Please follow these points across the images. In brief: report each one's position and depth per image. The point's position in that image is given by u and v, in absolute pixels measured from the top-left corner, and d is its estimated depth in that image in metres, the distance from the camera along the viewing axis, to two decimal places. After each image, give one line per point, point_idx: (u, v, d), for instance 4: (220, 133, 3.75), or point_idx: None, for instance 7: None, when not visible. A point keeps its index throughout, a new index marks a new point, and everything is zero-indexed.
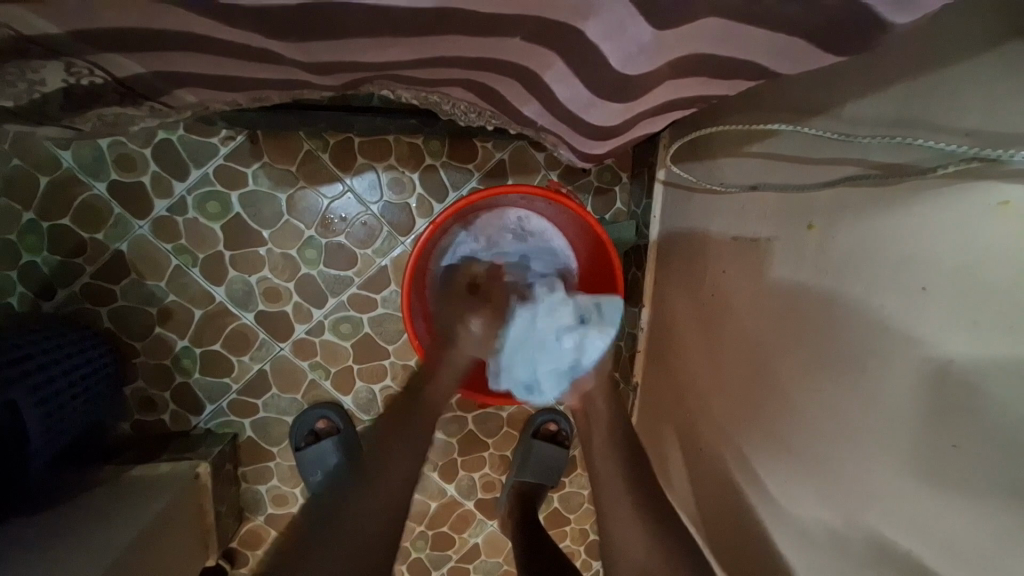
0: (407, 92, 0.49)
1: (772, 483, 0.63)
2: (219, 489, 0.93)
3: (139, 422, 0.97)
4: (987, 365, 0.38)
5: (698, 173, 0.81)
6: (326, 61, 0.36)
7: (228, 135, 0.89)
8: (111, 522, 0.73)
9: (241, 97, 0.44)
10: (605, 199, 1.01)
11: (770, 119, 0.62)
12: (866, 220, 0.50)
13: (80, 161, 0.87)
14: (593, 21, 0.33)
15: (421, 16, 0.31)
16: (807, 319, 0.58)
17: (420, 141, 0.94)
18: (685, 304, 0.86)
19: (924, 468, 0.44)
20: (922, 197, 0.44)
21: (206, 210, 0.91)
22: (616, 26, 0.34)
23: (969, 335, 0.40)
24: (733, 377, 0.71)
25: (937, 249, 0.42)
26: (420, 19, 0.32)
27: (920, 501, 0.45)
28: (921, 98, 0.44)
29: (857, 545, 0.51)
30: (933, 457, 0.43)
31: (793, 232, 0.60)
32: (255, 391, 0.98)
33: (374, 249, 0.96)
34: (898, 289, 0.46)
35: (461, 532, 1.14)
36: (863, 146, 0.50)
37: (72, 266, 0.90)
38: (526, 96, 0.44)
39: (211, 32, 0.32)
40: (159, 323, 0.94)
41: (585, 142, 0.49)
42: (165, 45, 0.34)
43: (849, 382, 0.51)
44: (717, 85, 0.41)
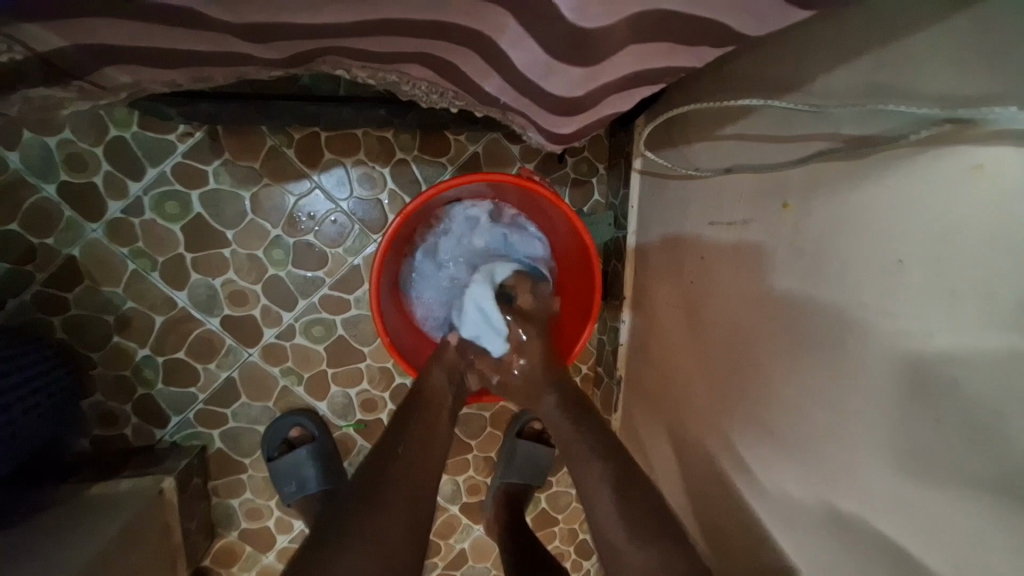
0: (363, 72, 0.46)
1: (758, 471, 0.62)
2: (186, 505, 0.88)
3: (99, 438, 0.91)
4: (954, 322, 0.38)
5: (672, 160, 0.80)
6: (263, 26, 0.33)
7: (185, 132, 0.85)
8: (68, 540, 0.68)
9: (181, 77, 0.41)
10: (582, 191, 0.99)
11: (742, 98, 0.61)
12: (840, 193, 0.49)
13: (26, 161, 0.82)
14: None
15: None
16: (784, 298, 0.57)
17: (390, 135, 0.91)
18: (665, 293, 0.85)
19: (909, 445, 0.43)
20: (897, 166, 0.43)
21: (165, 212, 0.87)
22: None
23: (936, 302, 0.40)
24: (715, 363, 0.70)
25: (911, 215, 0.41)
26: None
27: (906, 475, 0.43)
28: (891, 66, 0.43)
29: (844, 528, 0.50)
30: (915, 429, 0.42)
31: (769, 212, 0.59)
32: (224, 400, 0.94)
33: (345, 248, 0.93)
34: (877, 263, 0.45)
35: (446, 538, 1.11)
36: (834, 118, 0.48)
37: (21, 274, 0.84)
38: (486, 69, 0.42)
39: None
40: (117, 331, 0.89)
41: (550, 120, 0.46)
42: (88, 12, 0.31)
43: (830, 361, 0.50)
44: (684, 56, 0.40)
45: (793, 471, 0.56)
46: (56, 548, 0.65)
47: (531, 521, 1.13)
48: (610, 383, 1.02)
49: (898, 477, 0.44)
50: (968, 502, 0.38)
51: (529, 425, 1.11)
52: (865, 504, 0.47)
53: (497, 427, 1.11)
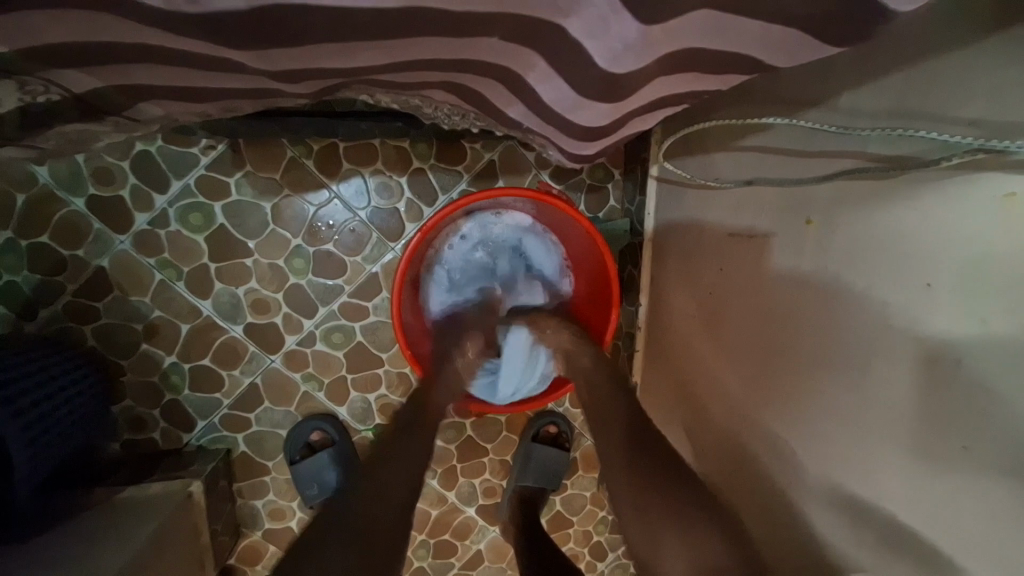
0: (387, 96, 0.47)
1: (776, 485, 0.62)
2: (212, 508, 0.91)
3: (130, 441, 0.94)
4: (986, 351, 0.38)
5: (691, 168, 0.80)
6: (292, 69, 0.34)
7: (208, 144, 0.87)
8: (104, 543, 0.70)
9: (211, 108, 0.42)
10: (598, 198, 0.99)
11: (764, 112, 0.60)
12: (866, 213, 0.48)
13: (56, 175, 0.84)
14: (575, 17, 0.32)
15: (388, 17, 0.30)
16: (805, 316, 0.56)
17: (406, 144, 0.92)
18: (681, 302, 0.85)
19: (940, 471, 0.42)
20: (927, 190, 0.42)
21: (188, 222, 0.89)
22: (598, 23, 0.32)
23: (967, 329, 0.39)
24: (733, 377, 0.70)
25: (940, 241, 0.41)
26: (388, 21, 0.30)
27: (933, 502, 0.43)
28: (921, 88, 0.42)
29: (865, 547, 0.50)
30: (942, 456, 0.42)
31: (791, 228, 0.58)
32: (248, 405, 0.96)
33: (363, 256, 0.94)
34: (903, 286, 0.44)
35: (463, 539, 1.13)
36: (861, 138, 0.48)
37: (53, 284, 0.87)
38: (511, 98, 0.42)
39: (167, 40, 0.30)
40: (145, 339, 0.92)
41: (573, 143, 0.46)
42: (126, 59, 0.32)
43: (852, 381, 0.50)
44: (711, 82, 0.40)
45: (813, 489, 0.56)
46: (93, 552, 0.68)
47: (546, 523, 1.15)
48: None
49: (926, 502, 0.43)
50: (1000, 535, 0.38)
51: (545, 429, 1.12)
52: (890, 528, 0.47)
53: (513, 430, 1.13)
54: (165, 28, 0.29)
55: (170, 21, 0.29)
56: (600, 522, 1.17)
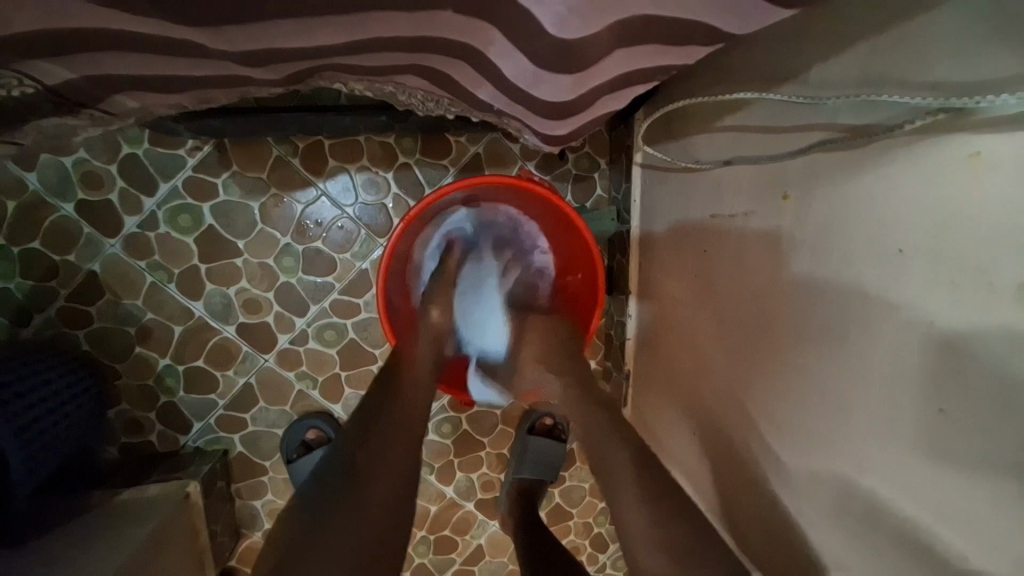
0: (360, 84, 0.47)
1: (765, 464, 0.62)
2: (211, 508, 0.91)
3: (127, 445, 0.95)
4: (957, 311, 0.38)
5: (672, 152, 0.80)
6: (257, 51, 0.35)
7: (195, 146, 0.88)
8: (102, 543, 0.71)
9: (185, 99, 0.42)
10: (584, 187, 1.00)
11: (739, 89, 0.61)
12: (839, 184, 0.49)
13: (46, 181, 0.85)
14: None
15: None
16: (786, 291, 0.57)
17: (392, 139, 0.93)
18: (668, 287, 0.85)
19: (918, 438, 0.42)
20: (895, 156, 0.42)
21: (178, 224, 0.89)
22: None
23: (935, 292, 0.40)
24: (722, 359, 0.70)
25: (910, 205, 0.41)
26: None
27: (912, 469, 0.43)
28: (885, 54, 0.43)
29: (850, 519, 0.50)
30: (919, 422, 0.42)
31: (769, 204, 0.59)
32: (243, 405, 0.97)
33: (353, 253, 0.95)
34: (877, 254, 0.44)
35: (463, 534, 1.13)
36: (831, 108, 0.48)
37: (46, 290, 0.88)
38: (479, 79, 0.42)
39: (132, 24, 0.31)
40: (139, 342, 0.92)
41: (543, 123, 0.47)
42: (94, 47, 0.33)
43: (833, 352, 0.50)
44: (674, 54, 0.40)
45: (800, 466, 0.56)
46: (89, 553, 0.69)
47: (546, 516, 1.15)
48: (619, 378, 1.03)
49: (903, 471, 0.44)
50: (974, 497, 0.38)
51: (541, 421, 1.12)
52: (872, 501, 0.47)
53: (509, 423, 1.13)
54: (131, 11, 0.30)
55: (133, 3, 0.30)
56: (599, 513, 1.17)
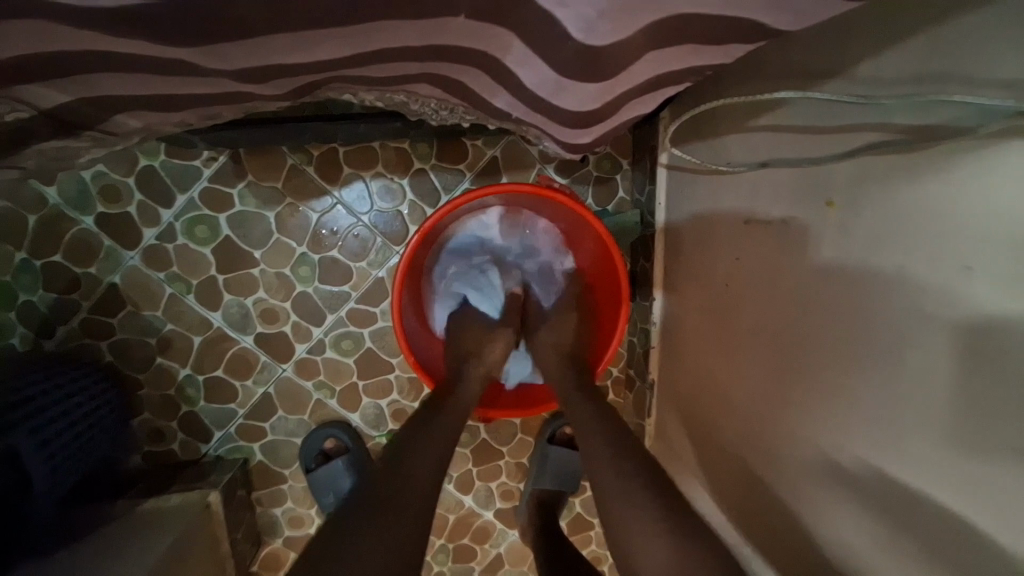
0: (370, 95, 0.45)
1: (804, 485, 0.57)
2: (232, 517, 0.91)
3: (150, 454, 0.96)
4: None
5: (701, 153, 0.76)
6: (256, 68, 0.33)
7: (210, 157, 0.87)
8: (125, 553, 0.71)
9: (189, 117, 0.41)
10: (605, 189, 0.96)
11: (775, 87, 0.57)
12: (894, 190, 0.44)
13: (66, 196, 0.86)
14: None
15: None
16: (829, 305, 0.52)
17: (407, 145, 0.90)
18: (696, 293, 0.81)
19: (993, 473, 0.37)
20: (964, 161, 0.38)
21: (195, 235, 0.89)
22: None
23: (1008, 316, 0.35)
24: (754, 375, 0.66)
25: (980, 216, 0.37)
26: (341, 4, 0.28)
27: (988, 513, 0.38)
28: (950, 47, 0.38)
29: (903, 551, 0.45)
30: (993, 460, 0.37)
31: (811, 211, 0.54)
32: (262, 414, 0.97)
33: (369, 261, 0.93)
34: (939, 268, 0.40)
35: (483, 543, 1.11)
36: (883, 108, 0.44)
37: (69, 303, 0.89)
38: (495, 87, 0.39)
39: (125, 45, 0.30)
40: (159, 353, 0.93)
41: (566, 132, 0.44)
42: (89, 71, 0.31)
43: (885, 374, 0.46)
44: (709, 53, 0.37)
45: (846, 497, 0.52)
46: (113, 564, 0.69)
47: (566, 526, 1.12)
48: (643, 387, 0.99)
49: (976, 514, 0.39)
50: None
51: (561, 430, 1.09)
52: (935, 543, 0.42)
53: (528, 432, 1.10)
54: (124, 32, 0.29)
55: (124, 23, 0.28)
56: None
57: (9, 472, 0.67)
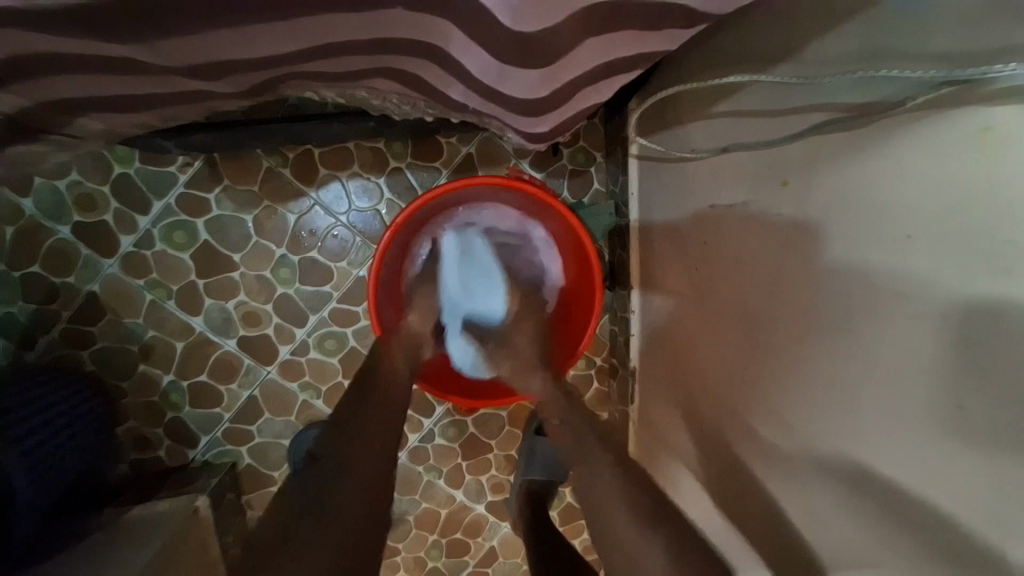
0: (331, 91, 0.46)
1: (774, 460, 0.59)
2: (221, 521, 0.91)
3: (137, 462, 0.96)
4: (975, 299, 0.35)
5: (668, 142, 0.77)
6: (204, 64, 0.34)
7: (185, 162, 0.88)
8: (110, 560, 0.71)
9: (150, 118, 0.42)
10: (581, 181, 0.97)
11: (732, 74, 0.58)
12: (843, 166, 0.46)
13: (40, 206, 0.86)
14: None
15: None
16: (789, 281, 0.54)
17: (382, 145, 0.91)
18: (670, 278, 0.82)
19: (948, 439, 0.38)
20: (902, 134, 0.39)
21: (173, 241, 0.89)
22: None
23: (945, 280, 0.37)
24: (725, 354, 0.68)
25: (919, 185, 0.38)
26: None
27: (938, 472, 0.39)
28: (886, 25, 0.40)
29: (865, 515, 0.47)
30: (939, 418, 0.39)
31: (769, 191, 0.56)
32: (248, 418, 0.97)
33: (349, 261, 0.94)
34: (885, 239, 0.41)
35: (475, 537, 1.12)
36: (827, 88, 0.46)
37: (48, 313, 0.89)
38: (446, 76, 0.40)
39: (75, 46, 0.30)
40: (142, 360, 0.93)
41: (523, 121, 0.45)
42: (40, 71, 0.32)
43: (842, 345, 0.48)
44: (650, 39, 0.38)
45: (811, 465, 0.53)
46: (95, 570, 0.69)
47: (558, 517, 1.13)
48: (625, 375, 1.00)
49: (931, 481, 0.40)
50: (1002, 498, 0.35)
51: None
52: (889, 502, 0.44)
53: (516, 425, 1.11)
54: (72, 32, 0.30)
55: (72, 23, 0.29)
56: None
57: None
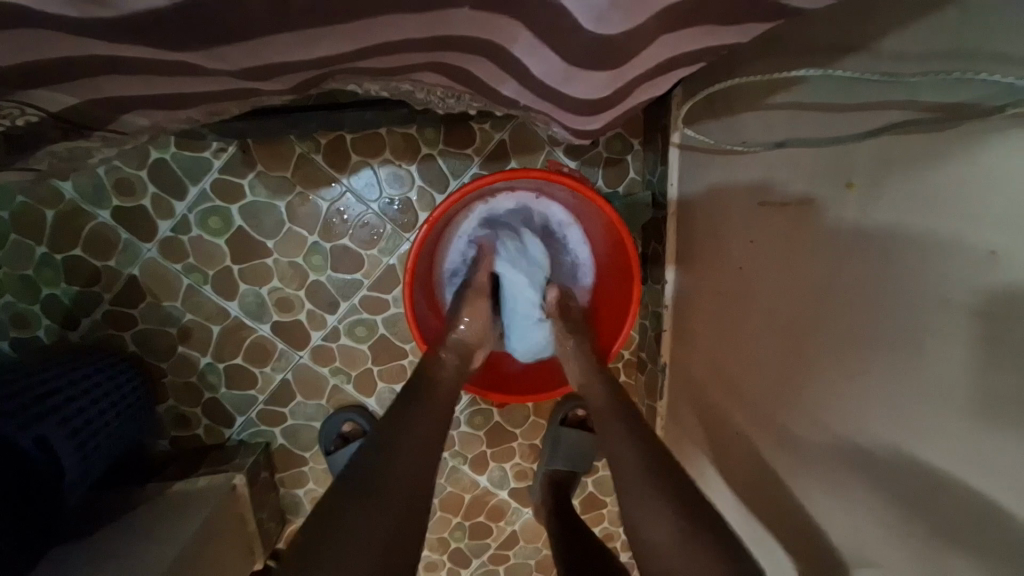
0: (375, 84, 0.45)
1: (810, 471, 0.57)
2: (257, 497, 0.95)
3: (176, 439, 1.00)
4: None
5: (716, 132, 0.74)
6: (256, 64, 0.34)
7: (219, 147, 0.88)
8: (158, 533, 0.75)
9: (197, 113, 0.42)
10: (617, 171, 0.94)
11: (795, 63, 0.55)
12: (917, 173, 0.42)
13: (80, 190, 0.87)
14: None
15: None
16: (844, 289, 0.51)
17: (414, 131, 0.89)
18: (708, 276, 0.80)
19: (1019, 473, 0.36)
20: (992, 142, 0.36)
21: (208, 226, 0.90)
22: None
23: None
24: (765, 358, 0.65)
25: (1009, 200, 0.35)
26: None
27: (979, 455, 0.39)
28: (981, 20, 0.37)
29: (917, 538, 0.45)
30: (982, 404, 0.38)
31: (831, 192, 0.52)
32: (281, 400, 0.99)
33: (380, 249, 0.94)
34: (963, 253, 0.39)
35: (498, 521, 1.14)
36: (909, 86, 0.42)
37: (91, 295, 0.91)
38: (498, 73, 0.39)
39: (141, 53, 0.32)
40: (180, 342, 0.95)
41: (576, 119, 0.43)
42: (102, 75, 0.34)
43: (900, 360, 0.45)
44: (721, 32, 0.36)
45: (851, 476, 0.52)
46: (146, 543, 0.72)
47: (579, 505, 1.14)
48: (654, 370, 0.98)
49: (994, 511, 0.38)
50: None
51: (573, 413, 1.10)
52: (929, 506, 0.43)
53: (541, 414, 1.12)
54: (147, 39, 0.31)
55: (144, 24, 0.30)
56: None
57: (44, 460, 0.70)
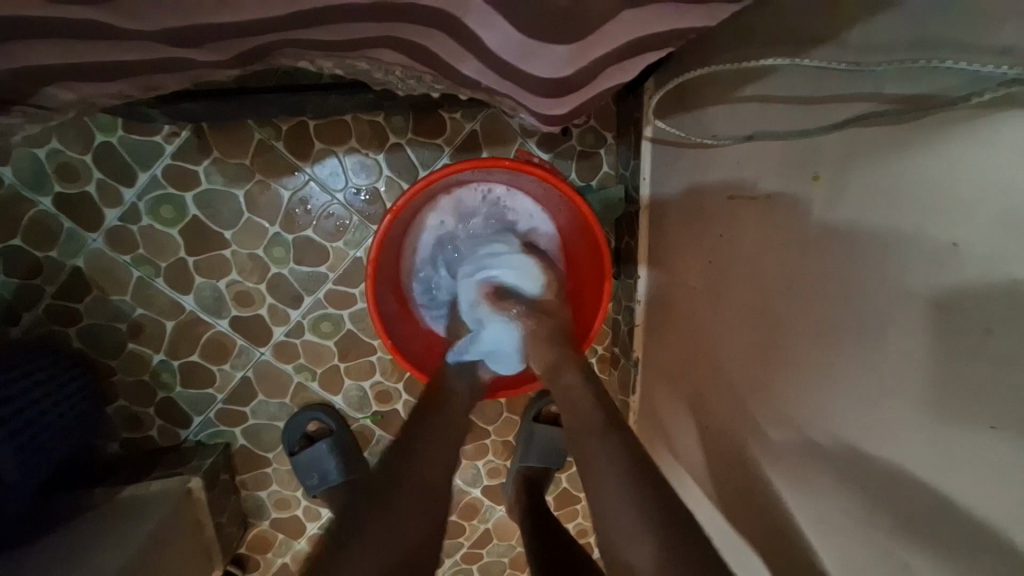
0: (328, 61, 0.42)
1: (776, 465, 0.58)
2: (216, 501, 0.90)
3: (128, 441, 0.94)
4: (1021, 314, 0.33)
5: (686, 125, 0.74)
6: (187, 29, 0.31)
7: (172, 131, 0.82)
8: (103, 541, 0.70)
9: (130, 88, 0.39)
10: (591, 164, 0.93)
11: (764, 54, 0.54)
12: (881, 165, 0.43)
13: (19, 174, 0.81)
14: None
15: None
16: (810, 282, 0.51)
17: (382, 118, 0.86)
18: (679, 271, 0.80)
19: (978, 462, 0.36)
20: (953, 133, 0.36)
21: (160, 215, 0.85)
22: None
23: (987, 282, 0.34)
24: (733, 351, 0.65)
25: (970, 191, 0.35)
26: None
27: (940, 447, 0.39)
28: (943, 10, 0.37)
29: (878, 528, 0.45)
30: (944, 395, 0.38)
31: (798, 185, 0.52)
32: (242, 399, 0.95)
33: (346, 241, 0.90)
34: (924, 244, 0.39)
35: (470, 520, 1.12)
36: (875, 77, 0.42)
37: (32, 288, 0.85)
38: (457, 50, 0.37)
39: None
40: (130, 339, 0.90)
41: (540, 104, 0.41)
42: (13, 33, 0.31)
43: (863, 352, 0.45)
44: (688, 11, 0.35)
45: (815, 468, 0.52)
46: (90, 552, 0.67)
47: (553, 502, 1.13)
48: (626, 365, 0.98)
49: (951, 499, 0.39)
50: None
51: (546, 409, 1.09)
52: (890, 497, 0.44)
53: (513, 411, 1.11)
54: None
55: None
56: None
57: None
